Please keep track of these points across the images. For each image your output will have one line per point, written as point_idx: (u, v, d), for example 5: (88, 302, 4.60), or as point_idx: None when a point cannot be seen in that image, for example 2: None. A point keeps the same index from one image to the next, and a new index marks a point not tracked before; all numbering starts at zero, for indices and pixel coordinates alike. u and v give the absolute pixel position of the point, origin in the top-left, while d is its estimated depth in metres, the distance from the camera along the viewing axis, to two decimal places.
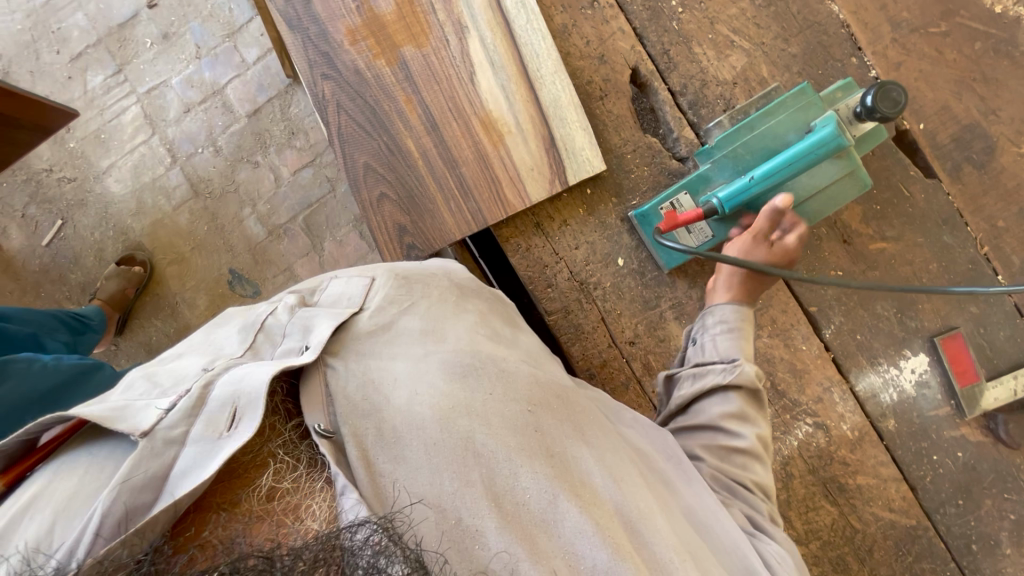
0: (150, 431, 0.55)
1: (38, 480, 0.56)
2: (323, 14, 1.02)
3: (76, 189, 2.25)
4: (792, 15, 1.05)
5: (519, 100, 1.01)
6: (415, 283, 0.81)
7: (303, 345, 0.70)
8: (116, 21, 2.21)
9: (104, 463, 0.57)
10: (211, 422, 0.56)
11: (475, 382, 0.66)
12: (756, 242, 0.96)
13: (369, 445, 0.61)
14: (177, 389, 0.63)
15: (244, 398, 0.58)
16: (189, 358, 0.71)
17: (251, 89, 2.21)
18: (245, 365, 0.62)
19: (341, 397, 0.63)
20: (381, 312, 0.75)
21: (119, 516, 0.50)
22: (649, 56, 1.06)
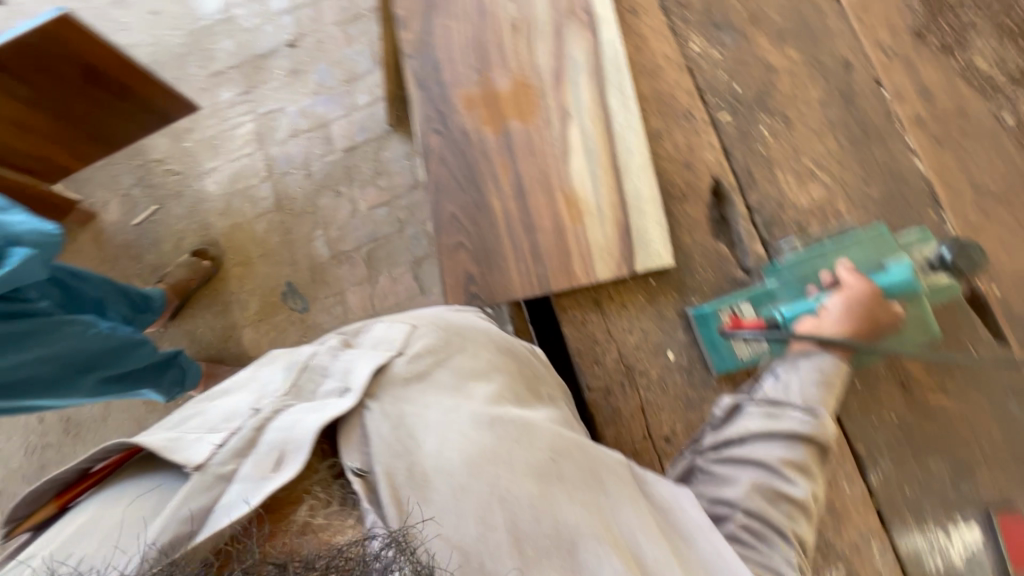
0: (202, 465, 0.58)
1: (88, 509, 0.60)
2: (448, 80, 1.15)
3: (177, 182, 2.48)
4: (875, 162, 1.10)
5: (604, 186, 1.09)
6: (455, 336, 0.82)
7: (344, 388, 0.69)
8: (258, 52, 2.53)
9: (147, 493, 0.60)
10: (258, 463, 0.58)
11: (505, 432, 0.69)
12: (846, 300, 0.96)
13: (399, 484, 0.61)
14: (227, 425, 0.63)
15: (292, 444, 0.59)
16: (234, 396, 0.71)
17: (354, 128, 2.43)
18: (296, 411, 0.63)
19: (376, 437, 0.64)
20: (419, 359, 0.76)
21: (166, 543, 0.52)
22: (733, 172, 1.12)
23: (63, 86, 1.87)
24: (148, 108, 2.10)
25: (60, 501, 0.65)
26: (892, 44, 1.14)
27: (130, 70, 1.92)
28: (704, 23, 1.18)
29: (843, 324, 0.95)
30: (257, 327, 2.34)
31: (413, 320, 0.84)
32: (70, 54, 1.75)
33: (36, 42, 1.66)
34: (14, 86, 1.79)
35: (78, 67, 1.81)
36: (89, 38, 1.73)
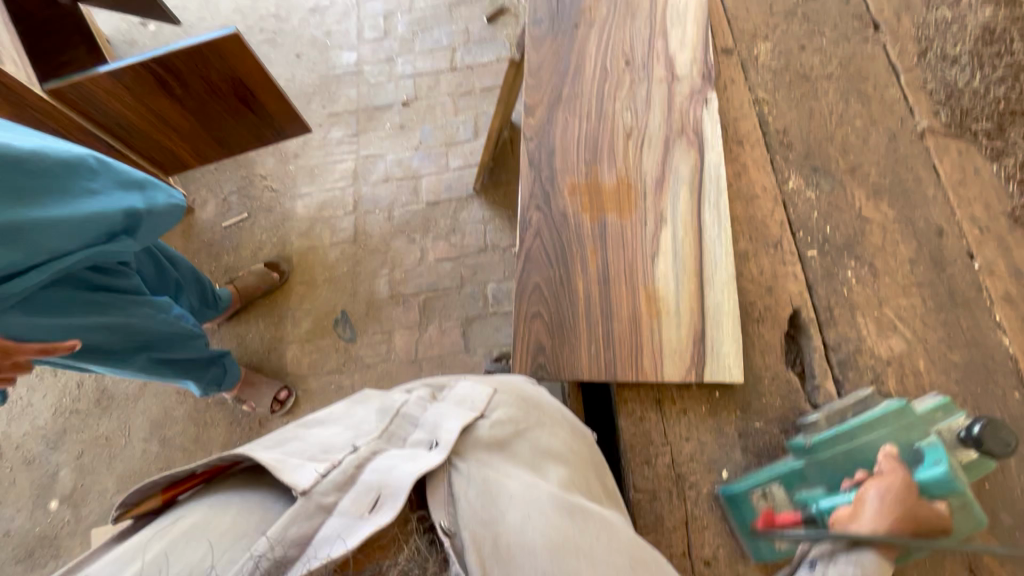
0: (308, 491, 0.65)
1: (196, 513, 0.71)
2: (559, 166, 1.25)
3: (272, 198, 2.69)
4: (960, 328, 1.10)
5: (686, 292, 1.13)
6: (533, 409, 0.88)
7: (432, 441, 0.77)
8: (375, 104, 2.82)
9: (252, 509, 0.71)
10: (356, 501, 0.67)
11: (583, 523, 0.73)
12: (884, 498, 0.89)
13: (485, 553, 0.66)
14: (327, 456, 0.73)
15: (387, 489, 0.67)
16: (333, 428, 0.82)
17: (441, 186, 2.61)
18: (391, 457, 0.73)
19: (463, 500, 0.70)
20: (500, 425, 0.83)
21: (272, 562, 0.60)
22: (813, 306, 1.14)
23: (210, 93, 2.10)
24: (271, 123, 2.33)
25: (166, 496, 0.76)
26: (988, 220, 1.17)
27: (268, 89, 2.16)
28: (804, 165, 1.26)
29: (879, 523, 0.88)
30: (302, 346, 2.41)
31: (494, 382, 0.93)
32: (226, 68, 1.99)
33: (204, 54, 1.91)
34: (171, 87, 2.02)
35: (229, 82, 2.07)
36: (247, 58, 1.97)
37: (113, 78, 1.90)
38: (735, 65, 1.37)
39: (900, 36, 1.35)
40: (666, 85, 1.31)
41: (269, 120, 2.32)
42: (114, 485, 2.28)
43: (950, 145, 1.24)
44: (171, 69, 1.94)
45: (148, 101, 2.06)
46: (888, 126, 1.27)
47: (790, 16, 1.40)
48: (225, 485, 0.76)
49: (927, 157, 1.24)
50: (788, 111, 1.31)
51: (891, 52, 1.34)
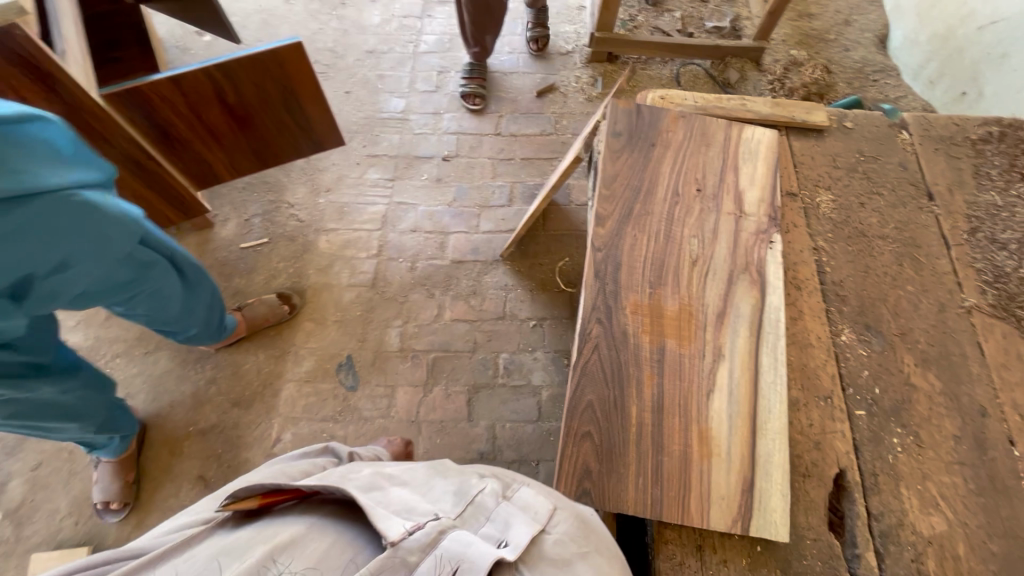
0: (396, 542, 0.76)
1: (296, 532, 0.78)
2: (623, 282, 1.26)
3: (296, 228, 2.65)
4: (1000, 516, 1.11)
5: (738, 436, 1.12)
6: (589, 532, 0.97)
7: (500, 538, 0.88)
8: (416, 154, 2.85)
9: (344, 545, 0.80)
10: (438, 565, 0.76)
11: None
12: None
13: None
14: (410, 516, 0.85)
15: (465, 564, 0.76)
16: (412, 492, 0.95)
17: (468, 246, 2.61)
18: (467, 535, 0.82)
19: None
20: (563, 544, 0.91)
21: None
22: (859, 469, 1.14)
23: (259, 102, 2.04)
24: (309, 136, 2.28)
25: (263, 500, 0.86)
26: None
27: (316, 101, 2.12)
28: (857, 320, 1.29)
29: None
30: (300, 386, 2.32)
31: (553, 493, 1.04)
32: (283, 78, 1.97)
33: (265, 63, 1.88)
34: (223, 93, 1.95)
35: (282, 90, 2.02)
36: (305, 68, 1.96)
37: (170, 82, 1.82)
38: (797, 209, 1.42)
39: (952, 210, 1.42)
40: (734, 218, 1.34)
41: (309, 132, 2.27)
42: (67, 506, 2.10)
43: (996, 326, 1.28)
44: (230, 76, 1.89)
45: (196, 108, 1.96)
46: (937, 296, 1.32)
47: (852, 172, 1.47)
48: (318, 515, 0.84)
49: (972, 334, 1.28)
50: (845, 264, 1.35)
51: (944, 224, 1.40)
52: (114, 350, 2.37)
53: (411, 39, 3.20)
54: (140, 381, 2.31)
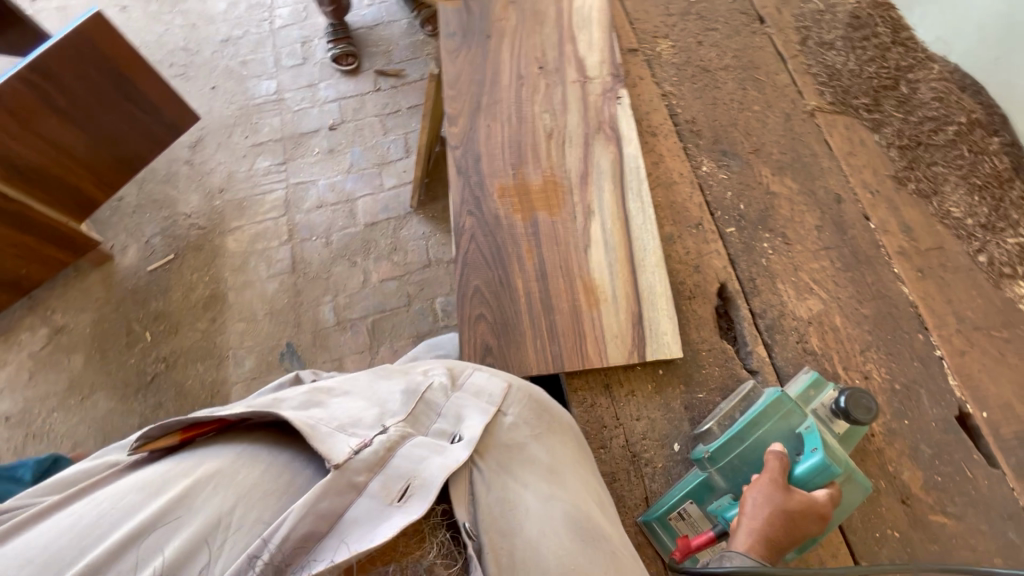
0: (342, 465, 0.72)
1: (221, 459, 0.75)
2: (486, 170, 1.28)
3: (199, 237, 2.57)
4: (865, 283, 1.21)
5: (620, 278, 1.18)
6: (543, 409, 0.97)
7: (454, 434, 0.87)
8: (301, 130, 2.77)
9: (280, 470, 0.75)
10: (387, 485, 0.73)
11: (596, 552, 0.77)
12: (775, 489, 0.82)
13: (502, 564, 0.74)
14: (357, 430, 0.80)
15: (417, 480, 0.74)
16: (361, 402, 0.88)
17: (377, 206, 2.59)
18: (422, 445, 0.79)
19: (483, 507, 0.78)
20: (517, 429, 0.91)
21: (301, 535, 0.66)
22: (738, 279, 1.23)
23: (92, 96, 1.93)
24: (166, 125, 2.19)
25: (183, 436, 0.81)
26: (877, 184, 1.30)
27: (153, 82, 2.05)
28: (714, 149, 1.35)
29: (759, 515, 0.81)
30: (247, 386, 2.29)
31: (504, 375, 1.02)
32: (105, 62, 1.88)
33: (78, 49, 1.78)
34: (54, 100, 1.85)
35: (111, 77, 1.93)
36: (122, 44, 1.87)
37: None
38: (641, 63, 1.46)
39: (782, 26, 1.48)
40: (579, 86, 1.37)
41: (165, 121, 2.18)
42: None
43: (838, 121, 1.37)
44: (49, 75, 1.79)
45: (33, 126, 1.85)
46: (782, 108, 1.39)
47: (686, 15, 1.51)
48: (248, 441, 0.79)
49: (819, 134, 1.36)
50: (694, 101, 1.40)
51: (777, 41, 1.46)
52: (44, 405, 2.27)
53: (265, 17, 3.06)
54: (85, 428, 2.22)
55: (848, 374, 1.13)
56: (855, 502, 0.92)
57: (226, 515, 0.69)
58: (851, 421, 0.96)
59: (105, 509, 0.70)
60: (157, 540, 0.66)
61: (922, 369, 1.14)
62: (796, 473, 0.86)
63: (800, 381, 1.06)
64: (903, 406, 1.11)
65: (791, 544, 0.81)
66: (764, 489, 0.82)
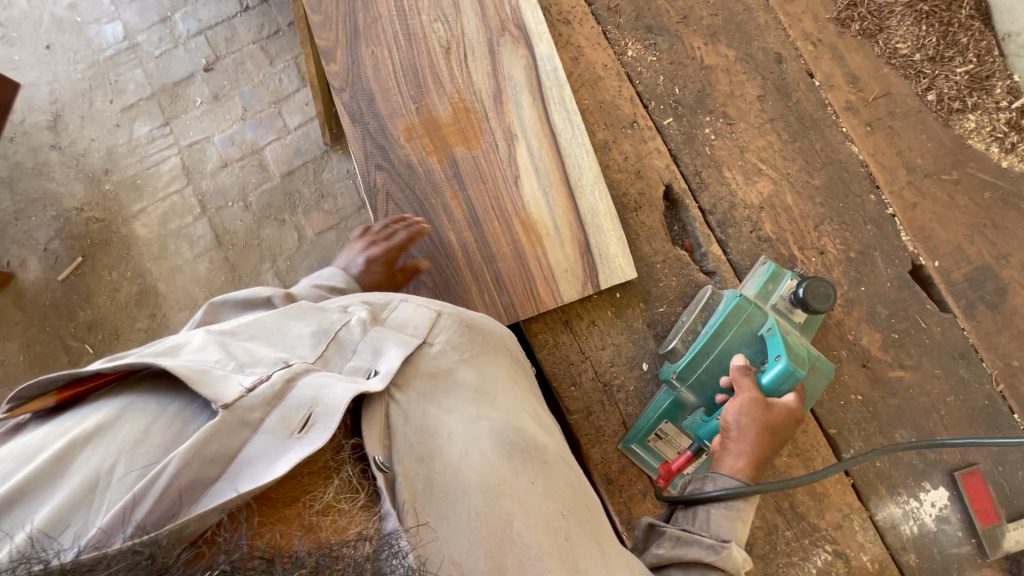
0: (231, 404, 0.55)
1: (106, 411, 0.57)
2: (384, 111, 1.09)
3: (102, 231, 2.14)
4: (814, 151, 1.14)
5: (559, 206, 1.07)
6: (476, 334, 0.80)
7: (372, 369, 0.67)
8: (172, 80, 2.21)
9: (174, 418, 0.57)
10: (284, 419, 0.56)
11: (522, 464, 0.64)
12: (753, 404, 0.83)
13: (417, 493, 0.58)
14: (255, 368, 0.61)
15: (319, 409, 0.57)
16: (263, 340, 0.68)
17: (289, 152, 2.17)
18: (327, 375, 0.62)
19: (399, 434, 0.62)
20: (444, 355, 0.74)
21: (188, 480, 0.50)
22: (683, 176, 1.13)
23: None
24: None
25: (63, 396, 0.60)
26: (819, 32, 1.17)
27: None
28: (637, 26, 1.17)
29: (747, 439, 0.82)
30: None
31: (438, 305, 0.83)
32: None
33: None
34: None
35: None
36: None
37: None
38: None
39: None
40: None
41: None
42: None
43: None
44: None
45: None
46: None
47: None
48: (140, 390, 0.60)
49: None
50: None
51: None
52: None
53: None
54: None
55: (804, 254, 1.10)
56: (820, 387, 0.92)
57: (106, 474, 0.52)
58: (809, 310, 0.95)
59: None
60: (22, 511, 0.49)
61: (875, 232, 1.11)
62: (765, 383, 0.86)
63: (758, 276, 1.03)
64: (859, 274, 1.10)
65: (772, 454, 0.84)
66: (744, 411, 0.82)
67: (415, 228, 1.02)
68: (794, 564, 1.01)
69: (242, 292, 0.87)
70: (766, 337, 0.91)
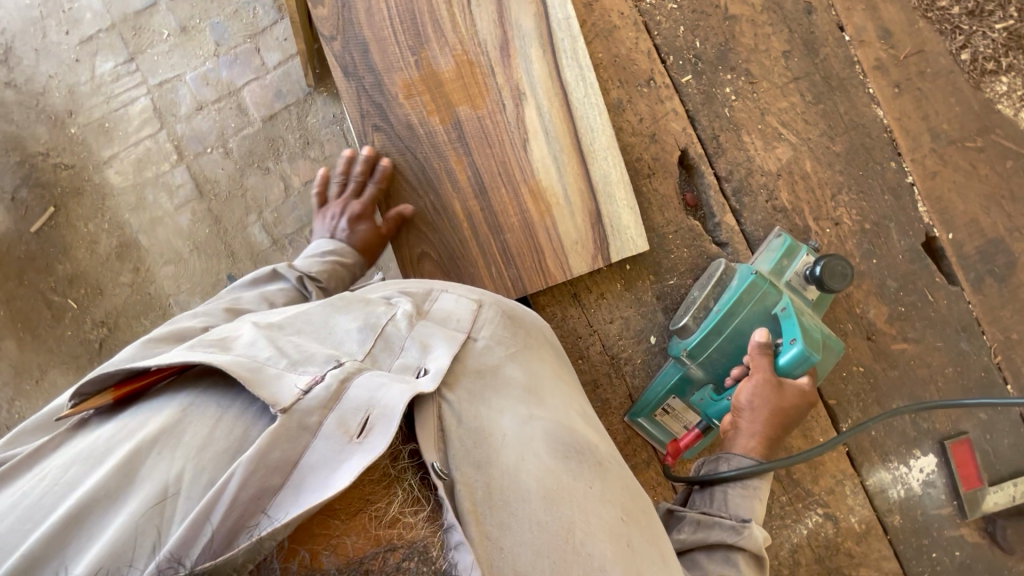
0: (289, 408, 0.52)
1: (166, 411, 0.54)
2: (380, 64, 0.99)
3: (73, 178, 1.88)
4: (838, 114, 1.07)
5: (570, 174, 1.01)
6: (520, 327, 0.77)
7: (420, 367, 0.64)
8: (133, 8, 1.90)
9: (234, 422, 0.53)
10: (342, 420, 0.53)
11: (577, 468, 0.63)
12: (769, 388, 0.84)
13: (478, 501, 0.57)
14: (307, 367, 0.58)
15: (377, 410, 0.54)
16: (310, 334, 0.65)
17: (269, 94, 1.89)
18: (379, 374, 0.59)
19: (453, 437, 0.60)
20: (489, 351, 0.71)
21: (254, 490, 0.48)
22: (699, 140, 1.07)
23: None
24: None
25: (120, 393, 0.58)
26: None
27: None
28: None
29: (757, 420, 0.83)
30: None
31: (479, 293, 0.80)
32: None
33: None
34: None
35: None
36: None
37: None
38: None
39: None
40: None
41: None
42: None
43: None
44: None
45: None
46: None
47: None
48: (196, 390, 0.56)
49: None
50: None
51: None
52: None
53: None
54: None
55: (818, 224, 1.07)
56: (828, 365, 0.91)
57: (174, 484, 0.49)
58: (824, 288, 0.93)
59: (40, 491, 0.50)
60: (98, 520, 0.47)
61: (892, 202, 1.08)
62: (781, 364, 0.85)
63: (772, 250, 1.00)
64: (873, 246, 1.08)
65: (782, 433, 0.86)
66: (758, 392, 0.83)
67: (381, 174, 0.99)
68: (787, 526, 1.06)
69: (246, 275, 0.93)
70: (780, 316, 0.89)
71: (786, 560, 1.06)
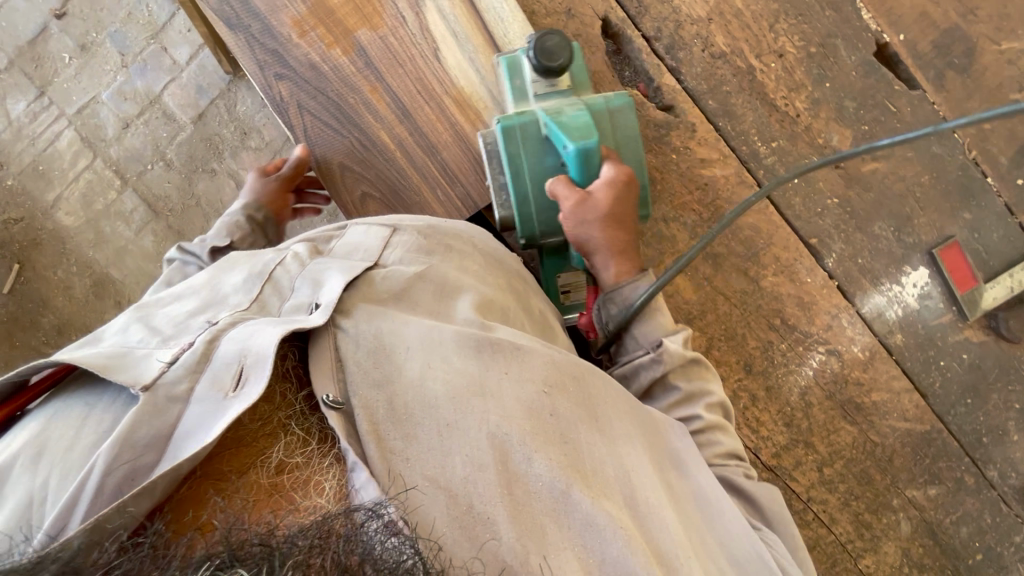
0: (151, 385, 0.50)
1: (33, 423, 0.52)
2: (263, 7, 0.93)
3: (26, 231, 1.76)
4: None
5: (490, 71, 0.95)
6: (434, 243, 0.75)
7: (314, 303, 0.62)
8: (24, 39, 1.72)
9: (104, 415, 0.51)
10: (216, 380, 0.51)
11: (492, 360, 0.60)
12: (584, 209, 0.78)
13: (379, 420, 0.54)
14: (180, 338, 0.56)
15: (250, 357, 0.52)
16: (189, 302, 0.64)
17: (190, 91, 1.73)
18: (257, 322, 0.57)
19: (352, 363, 0.57)
20: (391, 277, 0.67)
21: (124, 473, 0.46)
22: (619, 4, 1.01)
23: None
24: None
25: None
26: None
27: None
28: None
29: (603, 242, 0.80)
30: None
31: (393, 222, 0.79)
32: None
33: None
34: None
35: None
36: None
37: None
38: None
39: None
40: None
41: None
42: None
43: None
44: None
45: None
46: None
47: None
48: (65, 396, 0.54)
49: None
50: None
51: None
52: None
53: None
54: None
55: (762, 61, 1.02)
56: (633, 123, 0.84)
57: (42, 488, 0.47)
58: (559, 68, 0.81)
59: None
60: None
61: (835, 17, 1.02)
62: (576, 177, 0.78)
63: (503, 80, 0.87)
64: (823, 70, 1.02)
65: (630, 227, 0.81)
66: (578, 223, 0.78)
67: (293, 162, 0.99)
68: (792, 372, 1.06)
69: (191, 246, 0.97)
70: (550, 134, 0.80)
71: (799, 405, 1.07)
